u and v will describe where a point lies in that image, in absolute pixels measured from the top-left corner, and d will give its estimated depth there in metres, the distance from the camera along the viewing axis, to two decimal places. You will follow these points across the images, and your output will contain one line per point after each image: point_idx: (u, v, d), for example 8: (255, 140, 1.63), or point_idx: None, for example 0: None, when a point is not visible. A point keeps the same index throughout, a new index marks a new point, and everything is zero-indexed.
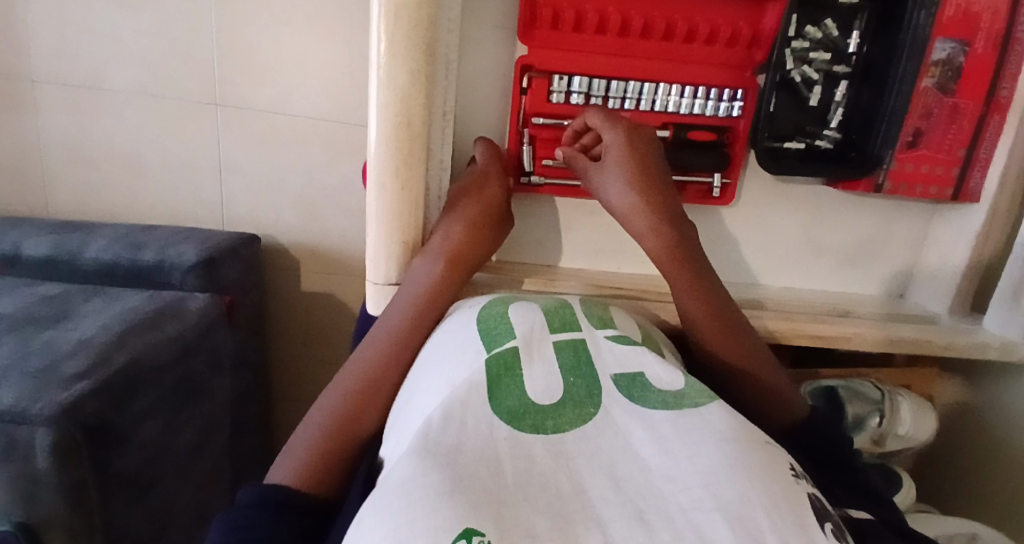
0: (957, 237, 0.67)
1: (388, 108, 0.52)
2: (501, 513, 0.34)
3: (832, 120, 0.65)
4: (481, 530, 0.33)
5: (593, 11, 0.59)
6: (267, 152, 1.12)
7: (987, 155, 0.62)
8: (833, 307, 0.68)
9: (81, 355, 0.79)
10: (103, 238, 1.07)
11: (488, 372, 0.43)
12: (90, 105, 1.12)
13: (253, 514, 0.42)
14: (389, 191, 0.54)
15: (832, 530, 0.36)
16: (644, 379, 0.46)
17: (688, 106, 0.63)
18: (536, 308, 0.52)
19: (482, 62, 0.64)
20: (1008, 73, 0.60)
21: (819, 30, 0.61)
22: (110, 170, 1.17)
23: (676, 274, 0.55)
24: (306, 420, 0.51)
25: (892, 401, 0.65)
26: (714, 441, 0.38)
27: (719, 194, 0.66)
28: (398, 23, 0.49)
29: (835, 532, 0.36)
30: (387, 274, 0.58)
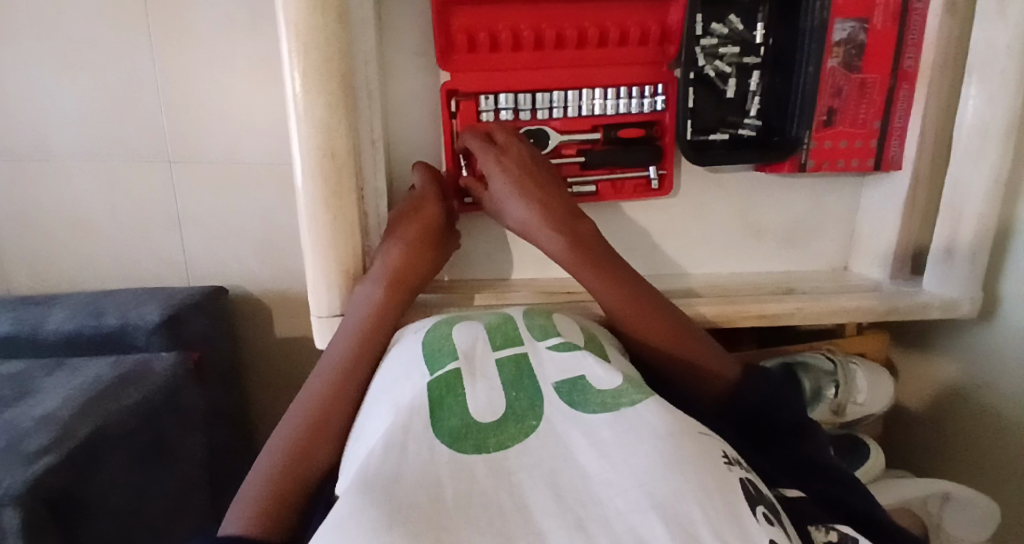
0: (887, 204, 0.69)
1: (310, 142, 0.53)
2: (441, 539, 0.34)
3: (751, 109, 0.67)
4: None
5: (506, 30, 0.60)
6: (223, 202, 1.12)
7: (902, 124, 0.65)
8: (777, 285, 0.70)
9: (44, 430, 0.78)
10: (63, 309, 1.06)
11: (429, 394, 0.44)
12: (40, 176, 1.11)
13: None
14: (320, 222, 0.56)
15: (764, 514, 0.37)
16: (584, 381, 0.47)
17: (613, 106, 0.65)
18: (479, 325, 0.54)
19: (406, 89, 0.64)
20: (912, 43, 0.62)
21: (725, 26, 0.63)
22: (67, 239, 1.16)
23: (587, 276, 0.56)
24: (256, 466, 0.49)
25: (845, 370, 0.68)
26: (649, 439, 0.39)
27: (658, 186, 0.68)
28: (310, 58, 0.50)
29: (767, 515, 0.37)
30: (331, 305, 0.59)
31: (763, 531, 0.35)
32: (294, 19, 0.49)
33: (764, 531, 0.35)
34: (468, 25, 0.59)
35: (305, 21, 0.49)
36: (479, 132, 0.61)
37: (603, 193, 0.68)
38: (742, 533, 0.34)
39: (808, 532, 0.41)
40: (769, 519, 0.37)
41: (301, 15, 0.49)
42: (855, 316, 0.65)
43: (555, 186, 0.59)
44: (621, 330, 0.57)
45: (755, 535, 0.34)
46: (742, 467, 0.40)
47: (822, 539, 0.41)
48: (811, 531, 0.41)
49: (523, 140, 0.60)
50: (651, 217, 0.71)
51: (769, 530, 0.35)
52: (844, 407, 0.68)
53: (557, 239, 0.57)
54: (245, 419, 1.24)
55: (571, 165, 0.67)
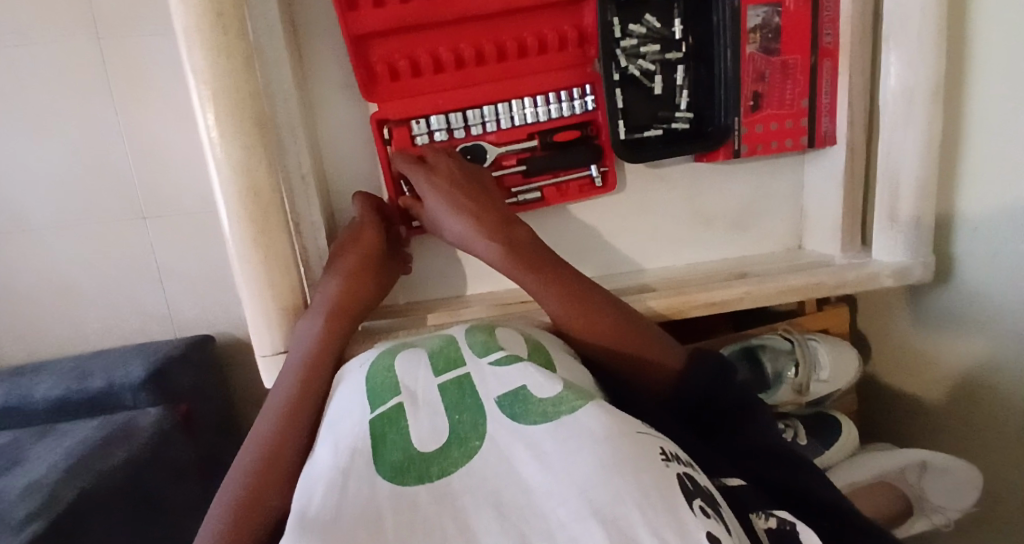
0: (828, 178, 0.69)
1: (232, 184, 0.54)
2: None
3: (681, 102, 0.67)
4: None
5: (425, 55, 0.61)
6: (201, 252, 1.13)
7: (829, 101, 0.66)
8: (730, 271, 0.71)
9: (29, 499, 0.78)
10: (51, 375, 1.07)
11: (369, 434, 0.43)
12: (20, 247, 1.12)
13: None
14: (252, 262, 0.57)
15: (701, 507, 0.37)
16: (525, 392, 0.46)
17: (544, 114, 0.66)
18: (422, 352, 0.53)
19: (339, 123, 0.65)
20: (828, 20, 0.63)
21: (643, 25, 0.64)
22: (54, 306, 1.17)
23: (527, 280, 0.57)
24: (208, 519, 0.47)
25: (804, 347, 0.68)
26: (588, 444, 0.38)
27: (601, 182, 0.69)
28: (219, 103, 0.52)
29: (704, 506, 0.37)
30: (273, 343, 0.60)
31: (699, 523, 0.35)
32: (199, 67, 0.51)
33: (700, 523, 0.35)
34: (387, 54, 0.61)
35: (213, 71, 0.51)
36: (411, 155, 0.63)
37: (550, 197, 0.68)
38: (679, 531, 0.34)
39: (749, 520, 0.41)
40: (706, 511, 0.37)
41: (207, 64, 0.51)
42: (804, 293, 0.66)
43: (487, 196, 0.60)
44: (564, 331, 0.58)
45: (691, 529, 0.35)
46: (679, 463, 0.40)
47: (763, 526, 0.41)
48: (752, 518, 0.41)
49: (454, 156, 0.62)
50: (597, 218, 0.71)
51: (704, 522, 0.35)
52: (807, 385, 0.68)
53: (492, 246, 0.57)
54: None
55: (512, 176, 0.67)
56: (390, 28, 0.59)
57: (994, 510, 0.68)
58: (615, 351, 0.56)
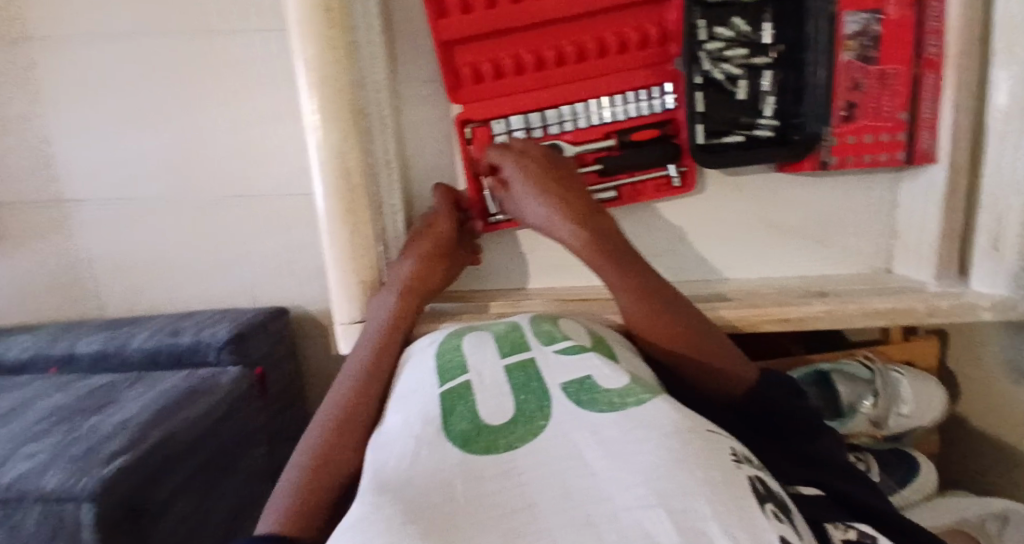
0: (926, 199, 0.64)
1: (327, 165, 0.58)
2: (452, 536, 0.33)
3: (765, 109, 0.65)
4: None
5: (507, 57, 0.63)
6: (286, 232, 1.21)
7: (931, 115, 0.61)
8: (807, 289, 0.67)
9: (120, 436, 0.85)
10: (146, 331, 1.16)
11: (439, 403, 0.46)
12: (127, 215, 1.22)
13: None
14: (340, 238, 0.60)
15: (774, 511, 0.36)
16: (591, 381, 0.47)
17: (624, 112, 0.65)
18: (488, 335, 0.56)
19: (421, 114, 0.68)
20: (932, 30, 0.59)
21: (730, 29, 0.62)
22: (151, 272, 1.26)
23: (607, 270, 0.57)
24: (286, 472, 0.52)
25: (884, 379, 0.63)
26: (656, 436, 0.38)
27: (680, 182, 0.67)
28: (324, 91, 0.56)
29: (777, 512, 0.35)
30: (351, 312, 0.63)
31: (772, 527, 0.34)
32: (309, 56, 0.55)
33: (775, 528, 0.33)
34: (472, 58, 0.63)
35: (319, 61, 0.55)
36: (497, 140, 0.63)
37: (626, 197, 0.68)
38: (753, 534, 0.32)
39: (826, 531, 0.39)
40: (779, 517, 0.35)
41: (314, 53, 0.55)
42: (895, 319, 0.62)
43: (575, 185, 0.61)
44: (633, 332, 0.57)
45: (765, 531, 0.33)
46: (751, 466, 0.39)
47: (841, 536, 0.38)
48: (829, 529, 0.39)
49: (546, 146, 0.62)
50: (672, 219, 0.70)
51: (778, 527, 0.34)
52: (884, 419, 0.64)
53: (577, 234, 0.58)
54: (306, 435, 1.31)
55: (589, 174, 0.67)
56: (474, 34, 0.61)
57: None
58: (685, 357, 0.55)
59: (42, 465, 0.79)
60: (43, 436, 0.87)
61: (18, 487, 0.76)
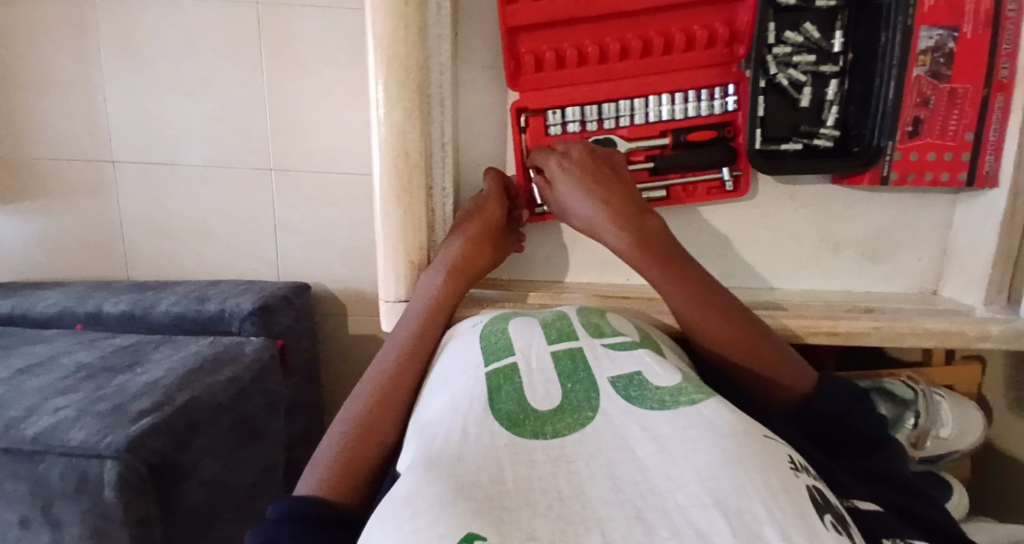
0: (984, 222, 0.63)
1: (387, 143, 0.58)
2: (501, 518, 0.33)
3: (827, 119, 0.64)
4: (482, 534, 0.32)
5: (570, 47, 0.62)
6: (317, 208, 1.22)
7: (997, 138, 0.60)
8: (853, 304, 0.67)
9: (148, 396, 0.86)
10: (173, 296, 1.16)
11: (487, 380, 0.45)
12: (165, 180, 1.24)
13: (284, 528, 0.42)
14: (392, 216, 0.60)
15: (832, 523, 0.34)
16: (641, 378, 0.45)
17: (682, 111, 0.65)
18: (535, 322, 0.54)
19: (477, 99, 0.68)
20: (1006, 53, 0.58)
21: (800, 34, 0.62)
22: (183, 238, 1.28)
23: (652, 272, 0.57)
24: (328, 436, 0.52)
25: (927, 400, 0.63)
26: (711, 437, 0.37)
27: (733, 187, 0.67)
28: (391, 68, 0.55)
29: (836, 523, 0.34)
30: (396, 292, 0.63)
31: (831, 538, 0.33)
32: (379, 32, 0.55)
33: (833, 537, 0.33)
34: (534, 47, 0.63)
35: (390, 36, 0.55)
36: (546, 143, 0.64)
37: (676, 197, 0.67)
38: (810, 534, 0.32)
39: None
40: (838, 528, 0.34)
41: (386, 29, 0.55)
42: (944, 342, 0.61)
43: (622, 184, 0.60)
44: (686, 330, 0.57)
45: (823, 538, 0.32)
46: (809, 474, 0.37)
47: None
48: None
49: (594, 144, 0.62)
50: (723, 223, 0.69)
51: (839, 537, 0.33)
52: (923, 441, 0.63)
53: (620, 234, 0.57)
54: (320, 413, 1.32)
55: (641, 172, 0.67)
56: (539, 23, 0.61)
57: None
58: (735, 363, 0.55)
59: (69, 420, 0.80)
60: (71, 391, 0.87)
61: (44, 441, 0.77)
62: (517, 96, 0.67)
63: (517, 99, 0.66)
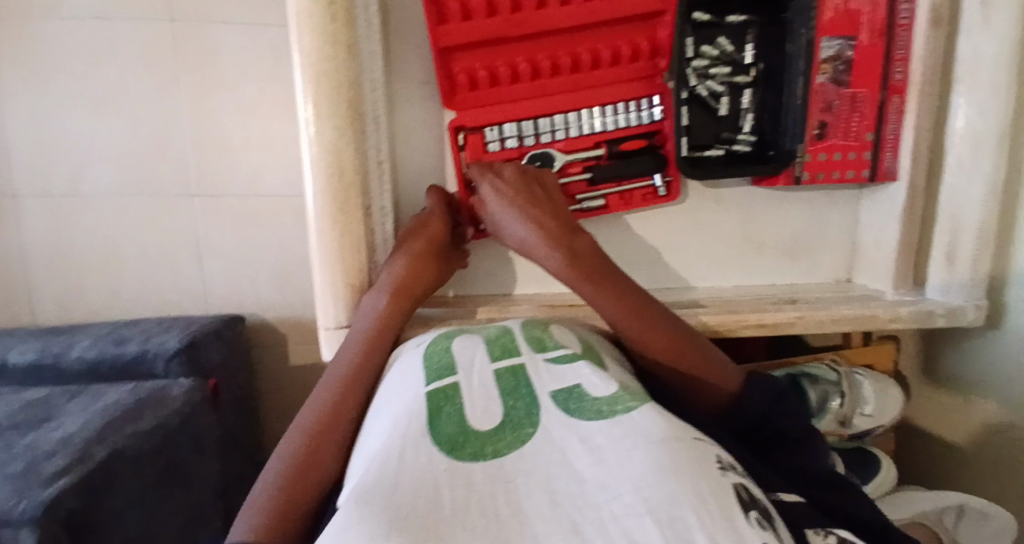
0: (886, 215, 0.70)
1: (320, 163, 0.56)
2: None
3: (744, 126, 0.69)
4: None
5: (503, 66, 0.64)
6: (246, 232, 1.16)
7: (895, 136, 0.66)
8: (779, 297, 0.71)
9: (62, 454, 0.77)
10: (86, 340, 1.07)
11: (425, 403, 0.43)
12: (74, 211, 1.15)
13: None
14: (330, 238, 0.59)
15: (758, 518, 0.35)
16: (581, 390, 0.45)
17: (613, 122, 0.67)
18: (479, 338, 0.53)
19: (413, 116, 0.67)
20: (899, 58, 0.64)
21: (716, 48, 0.66)
22: (97, 272, 1.18)
23: (589, 289, 0.58)
24: (264, 474, 0.48)
25: (850, 380, 0.68)
26: (643, 445, 0.37)
27: (666, 192, 0.70)
28: (321, 87, 0.54)
29: (761, 519, 0.35)
30: (337, 317, 0.61)
31: (756, 534, 0.33)
32: (307, 51, 0.54)
33: (757, 535, 0.33)
34: (468, 66, 0.64)
35: (318, 55, 0.54)
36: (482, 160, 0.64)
37: (614, 205, 0.70)
38: (735, 535, 0.32)
39: (806, 534, 0.40)
40: (763, 524, 0.34)
41: (315, 47, 0.54)
42: (861, 326, 0.66)
43: (553, 205, 0.61)
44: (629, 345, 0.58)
45: (749, 538, 0.32)
46: (735, 472, 0.38)
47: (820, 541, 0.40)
48: (809, 534, 0.40)
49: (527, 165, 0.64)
50: (656, 227, 0.72)
51: (763, 534, 0.33)
52: (850, 418, 0.68)
53: (555, 255, 0.58)
54: (258, 450, 1.25)
55: (578, 183, 0.69)
56: (470, 42, 0.61)
57: None
58: (678, 369, 0.57)
59: None
60: None
61: None
62: (453, 115, 0.67)
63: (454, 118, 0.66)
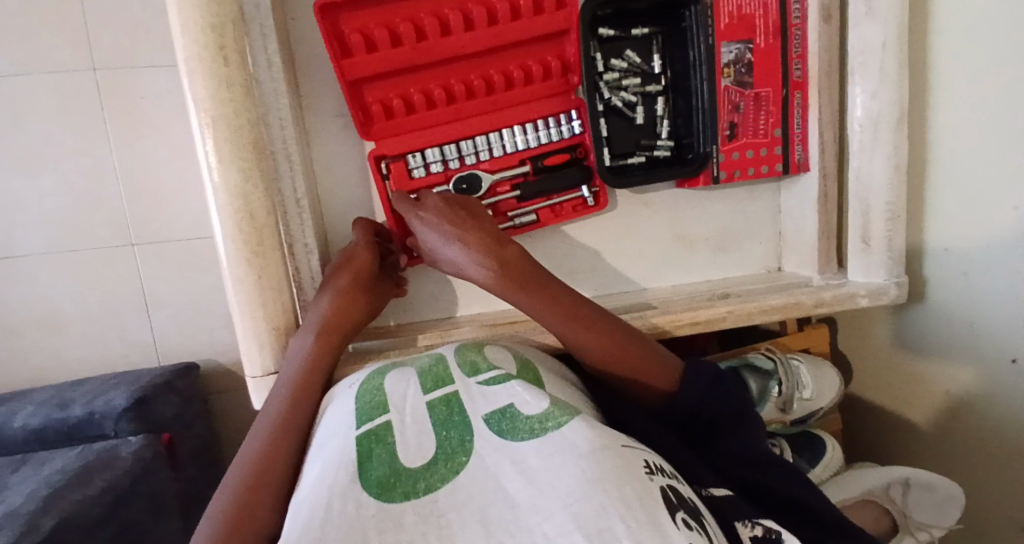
0: (804, 202, 0.72)
1: (228, 209, 0.56)
2: None
3: (662, 132, 0.71)
4: None
5: (417, 93, 0.64)
6: (191, 278, 1.14)
7: (801, 130, 0.70)
8: (712, 292, 0.73)
9: (3, 529, 0.74)
10: (28, 405, 1.03)
11: (354, 449, 0.41)
12: (4, 274, 1.11)
13: None
14: (246, 284, 0.58)
15: (684, 519, 0.36)
16: (513, 409, 0.43)
17: (535, 139, 0.68)
18: (412, 372, 0.50)
19: (332, 149, 0.67)
20: (796, 56, 0.68)
21: (625, 60, 0.68)
22: (35, 334, 1.14)
23: (521, 299, 0.57)
24: (196, 535, 0.45)
25: (786, 367, 0.70)
26: (573, 458, 0.37)
27: (593, 202, 0.71)
28: (219, 130, 0.54)
29: (687, 519, 0.36)
30: (264, 364, 0.60)
31: (683, 537, 0.34)
32: (204, 95, 0.53)
33: (684, 536, 0.34)
34: (381, 95, 0.64)
35: (215, 98, 0.53)
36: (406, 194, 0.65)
37: (545, 219, 0.71)
38: (661, 538, 0.33)
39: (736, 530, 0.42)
40: (689, 525, 0.35)
41: (209, 92, 0.53)
42: (789, 312, 0.68)
43: (477, 220, 0.60)
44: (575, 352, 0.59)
45: (675, 539, 0.33)
46: (662, 475, 0.39)
47: (748, 534, 0.42)
48: (737, 527, 0.42)
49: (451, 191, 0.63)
50: (589, 236, 0.74)
51: (689, 536, 0.34)
52: (790, 404, 0.70)
53: (481, 268, 0.58)
54: None
55: (508, 201, 0.70)
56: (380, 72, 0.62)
57: (983, 521, 0.70)
58: (611, 368, 0.58)
59: None
60: None
61: None
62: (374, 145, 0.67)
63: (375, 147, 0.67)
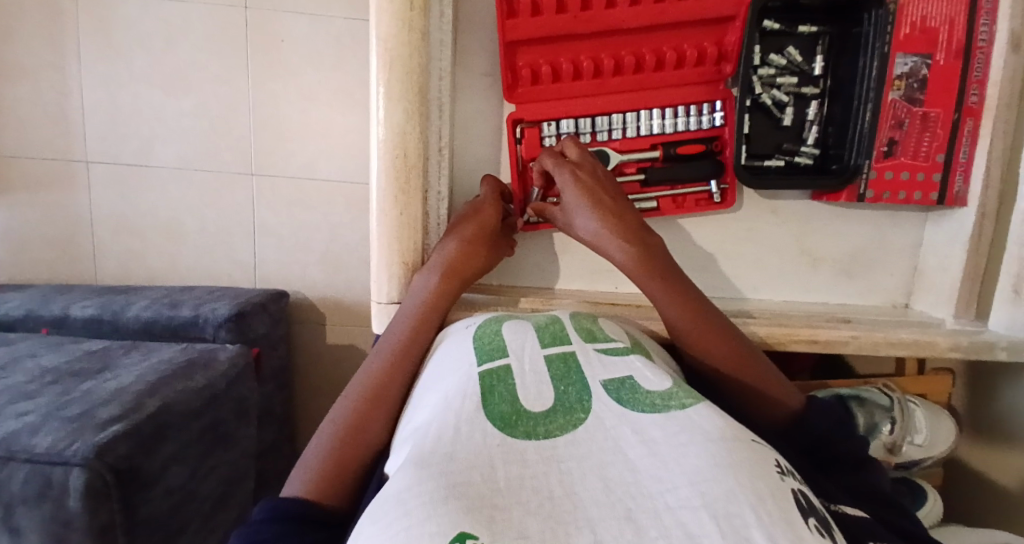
0: (951, 239, 0.67)
1: (386, 143, 0.59)
2: (494, 517, 0.33)
3: (808, 138, 0.68)
4: (474, 533, 0.32)
5: (566, 62, 0.64)
6: (297, 213, 1.21)
7: (967, 160, 0.64)
8: (832, 315, 0.69)
9: (116, 401, 0.81)
10: (142, 301, 1.12)
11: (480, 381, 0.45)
12: (140, 181, 1.21)
13: (269, 529, 0.42)
14: (389, 217, 0.61)
15: (816, 527, 0.34)
16: (633, 381, 0.45)
17: (671, 125, 0.67)
18: (528, 325, 0.54)
19: (472, 105, 0.68)
20: (976, 80, 0.62)
21: (784, 57, 0.66)
22: (156, 240, 1.24)
23: (654, 291, 0.58)
24: (318, 433, 0.52)
25: (903, 406, 0.65)
26: (701, 441, 0.37)
27: (720, 199, 0.69)
28: (393, 69, 0.57)
29: (820, 527, 0.34)
30: (389, 293, 0.63)
31: (817, 541, 0.33)
32: (383, 35, 0.56)
33: (818, 540, 0.33)
34: (532, 60, 0.64)
35: (393, 38, 0.56)
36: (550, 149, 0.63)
37: (665, 208, 0.69)
38: (794, 536, 0.32)
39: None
40: (822, 532, 0.34)
41: (390, 32, 0.56)
42: (916, 352, 0.64)
43: (624, 201, 0.60)
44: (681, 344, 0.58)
45: (808, 541, 0.32)
46: (795, 478, 0.37)
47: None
48: None
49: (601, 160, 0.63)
50: (708, 233, 0.71)
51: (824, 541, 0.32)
52: (900, 446, 0.65)
53: (626, 250, 0.58)
54: (291, 423, 1.29)
55: (631, 183, 0.68)
56: (537, 37, 0.62)
57: None
58: (726, 375, 0.56)
59: (34, 424, 0.75)
60: (35, 396, 0.83)
61: (5, 446, 0.72)
62: (513, 107, 0.68)
63: (513, 110, 0.68)
